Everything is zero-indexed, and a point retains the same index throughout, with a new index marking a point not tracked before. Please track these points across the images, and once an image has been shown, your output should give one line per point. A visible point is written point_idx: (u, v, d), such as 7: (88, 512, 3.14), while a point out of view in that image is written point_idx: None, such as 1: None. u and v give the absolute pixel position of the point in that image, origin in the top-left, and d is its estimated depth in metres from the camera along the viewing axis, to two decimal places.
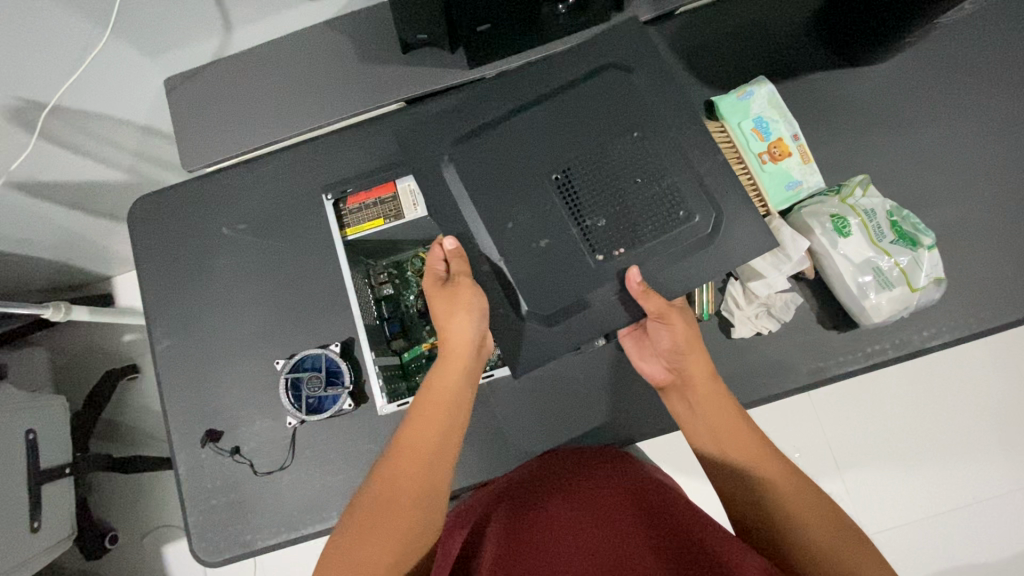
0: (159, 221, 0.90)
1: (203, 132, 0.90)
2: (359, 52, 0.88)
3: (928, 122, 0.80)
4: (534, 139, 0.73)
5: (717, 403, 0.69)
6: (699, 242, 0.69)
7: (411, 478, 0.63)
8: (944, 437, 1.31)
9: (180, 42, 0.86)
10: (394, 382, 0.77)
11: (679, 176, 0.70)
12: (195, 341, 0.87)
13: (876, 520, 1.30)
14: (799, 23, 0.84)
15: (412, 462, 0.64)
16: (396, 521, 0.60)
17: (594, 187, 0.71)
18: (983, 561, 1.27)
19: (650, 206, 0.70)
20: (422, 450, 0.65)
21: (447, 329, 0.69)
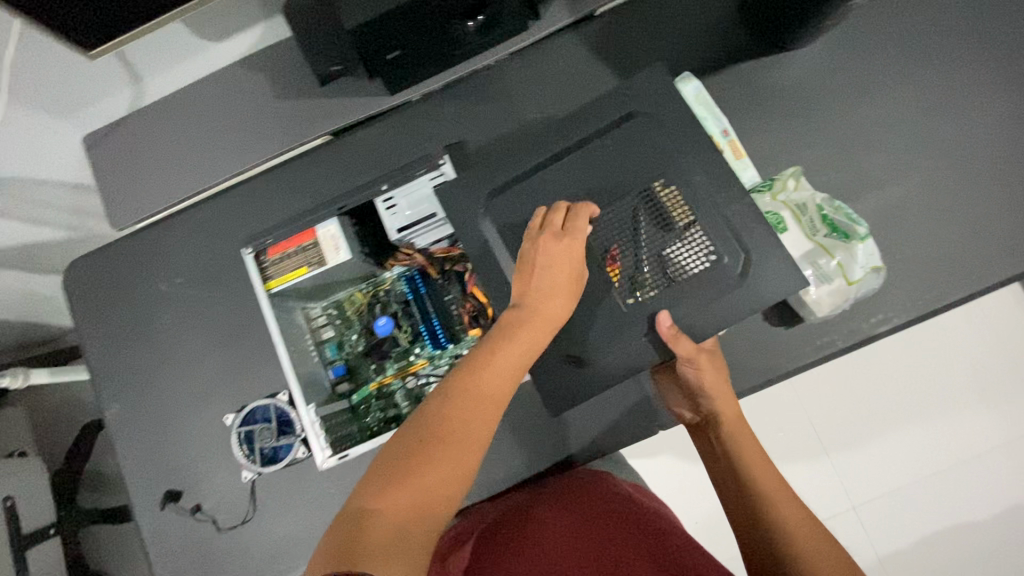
0: (95, 282, 0.89)
1: (129, 187, 0.88)
2: (276, 89, 0.85)
3: (859, 102, 0.78)
4: (542, 188, 0.68)
5: (746, 441, 0.69)
6: (723, 288, 0.63)
7: (478, 410, 0.53)
8: (923, 402, 1.31)
9: (91, 98, 0.83)
10: (339, 430, 0.76)
11: (712, 217, 0.64)
12: (144, 402, 0.85)
13: (864, 491, 1.30)
14: (721, 13, 0.81)
15: (478, 388, 0.54)
16: (457, 450, 0.51)
17: (608, 225, 0.66)
18: (969, 521, 1.27)
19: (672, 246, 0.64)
20: (491, 381, 0.55)
21: (552, 281, 0.59)
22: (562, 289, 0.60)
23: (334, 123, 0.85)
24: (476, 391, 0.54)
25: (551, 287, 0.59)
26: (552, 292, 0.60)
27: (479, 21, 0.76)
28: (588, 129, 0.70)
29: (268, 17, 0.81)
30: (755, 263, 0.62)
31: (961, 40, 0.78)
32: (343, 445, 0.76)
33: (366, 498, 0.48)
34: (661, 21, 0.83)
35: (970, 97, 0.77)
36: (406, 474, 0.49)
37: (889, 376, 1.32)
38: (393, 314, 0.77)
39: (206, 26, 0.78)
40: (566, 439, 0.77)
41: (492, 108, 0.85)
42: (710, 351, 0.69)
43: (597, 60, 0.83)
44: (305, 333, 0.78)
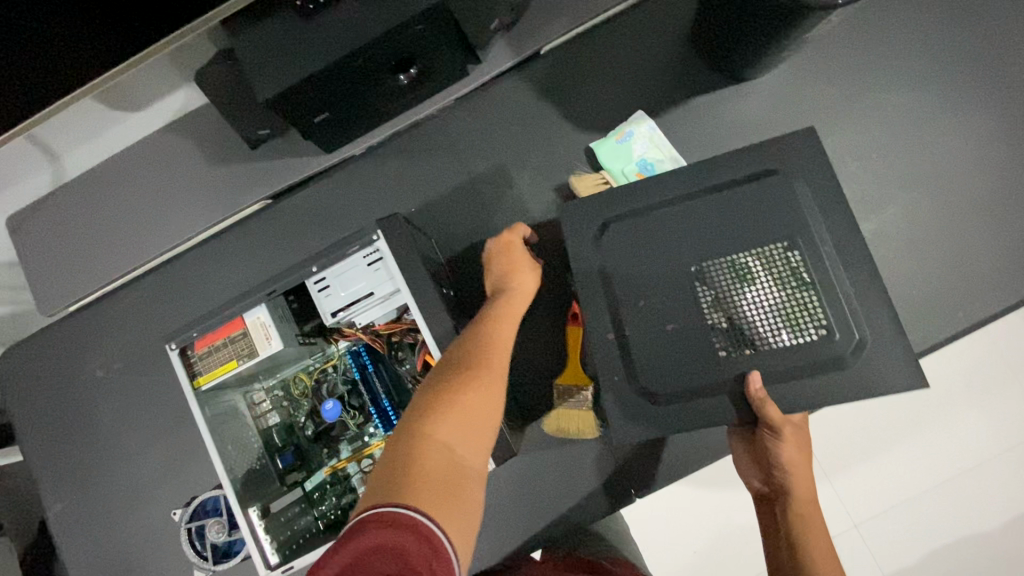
0: (29, 373, 0.83)
1: (56, 269, 0.82)
2: (206, 156, 0.80)
3: (824, 132, 0.73)
4: (643, 261, 0.62)
5: (821, 533, 0.58)
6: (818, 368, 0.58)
7: (497, 361, 0.57)
8: None
9: (7, 181, 0.77)
10: (288, 530, 0.67)
11: (799, 295, 0.59)
12: (87, 500, 0.80)
13: (864, 508, 1.16)
14: (673, 44, 0.76)
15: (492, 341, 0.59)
16: (485, 393, 0.54)
17: (674, 292, 0.61)
18: (980, 533, 1.14)
19: (788, 325, 0.59)
20: (502, 335, 0.59)
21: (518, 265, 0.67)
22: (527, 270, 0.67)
23: (271, 186, 0.80)
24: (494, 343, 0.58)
25: (520, 270, 0.67)
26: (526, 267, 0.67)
27: (411, 75, 0.70)
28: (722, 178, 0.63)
29: (189, 82, 0.76)
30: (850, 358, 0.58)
31: (930, 59, 0.73)
32: (292, 549, 0.66)
33: (415, 426, 0.51)
34: (611, 57, 0.78)
35: (941, 120, 0.72)
36: (443, 408, 0.52)
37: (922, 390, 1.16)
38: (341, 395, 0.71)
39: (120, 98, 0.73)
40: (535, 514, 0.72)
41: (437, 160, 0.80)
42: (798, 426, 0.60)
43: (545, 102, 0.78)
44: (246, 420, 0.71)
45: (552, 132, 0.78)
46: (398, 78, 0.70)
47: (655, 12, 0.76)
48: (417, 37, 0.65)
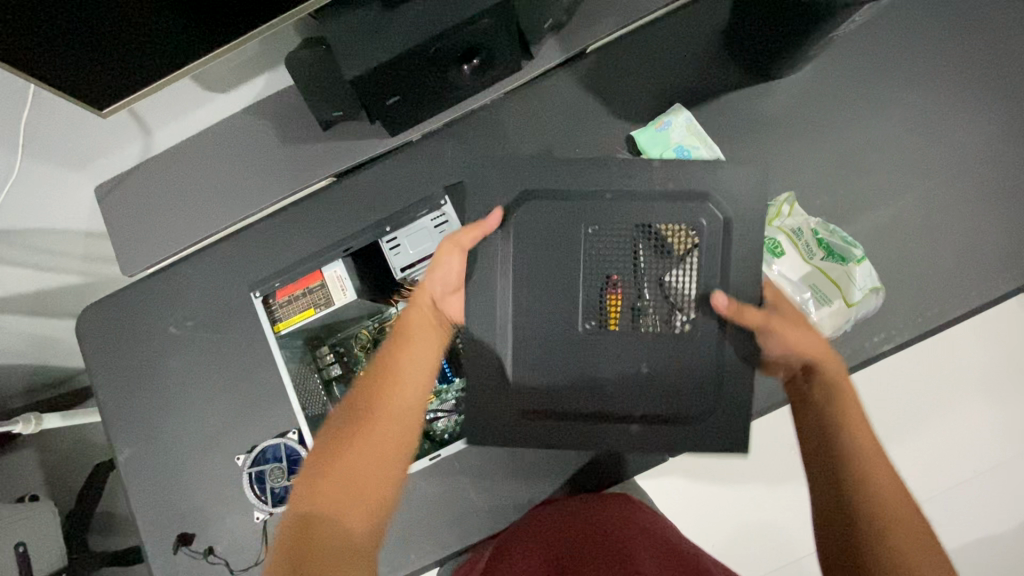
0: (108, 328, 0.90)
1: (137, 234, 0.90)
2: (281, 134, 0.88)
3: (848, 125, 0.80)
4: (551, 253, 0.72)
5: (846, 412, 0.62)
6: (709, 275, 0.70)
7: (392, 412, 0.65)
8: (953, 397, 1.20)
9: (104, 151, 0.86)
10: None
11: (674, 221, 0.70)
12: (156, 445, 0.86)
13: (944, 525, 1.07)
14: (709, 44, 0.84)
15: (400, 413, 0.65)
16: (382, 439, 0.63)
17: (591, 275, 0.71)
18: None
19: (670, 248, 0.71)
20: (401, 409, 0.65)
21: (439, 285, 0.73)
22: (424, 323, 0.72)
23: (338, 165, 0.88)
24: (388, 422, 0.64)
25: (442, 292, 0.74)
26: (419, 321, 0.72)
27: (472, 65, 0.79)
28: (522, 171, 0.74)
29: (272, 67, 0.85)
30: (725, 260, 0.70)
31: (945, 63, 0.80)
32: None
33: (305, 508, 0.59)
34: (652, 55, 0.86)
35: (955, 118, 0.79)
36: (335, 470, 0.61)
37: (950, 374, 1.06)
38: None
39: (212, 80, 0.82)
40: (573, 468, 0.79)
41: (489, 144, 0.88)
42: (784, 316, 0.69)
43: (589, 95, 0.86)
44: (312, 371, 0.79)
45: (595, 123, 0.86)
46: (461, 66, 0.78)
47: (694, 16, 0.85)
48: (483, 31, 0.73)
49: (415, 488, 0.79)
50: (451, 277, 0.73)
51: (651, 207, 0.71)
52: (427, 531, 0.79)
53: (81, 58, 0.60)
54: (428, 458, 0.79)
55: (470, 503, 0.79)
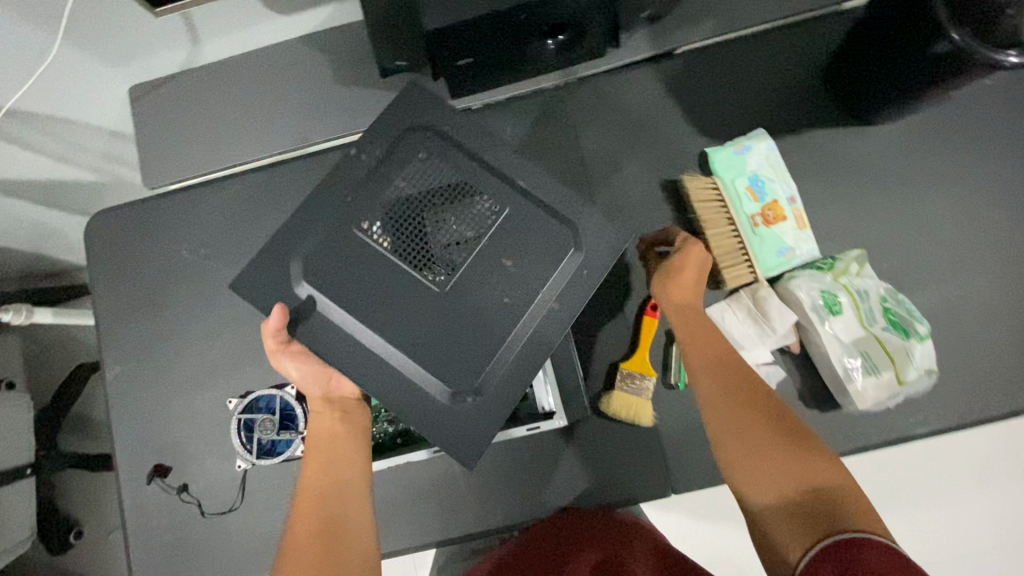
0: (117, 238, 0.85)
1: (163, 147, 0.85)
2: (336, 73, 0.82)
3: (933, 190, 0.75)
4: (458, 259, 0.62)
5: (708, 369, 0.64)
6: (525, 223, 0.63)
7: (340, 522, 0.61)
8: None
9: (145, 50, 0.80)
10: None
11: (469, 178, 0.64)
12: (147, 370, 0.82)
13: None
14: (807, 72, 0.78)
15: (326, 523, 0.60)
16: (335, 548, 0.59)
17: (500, 288, 0.61)
18: None
19: (457, 208, 0.63)
20: (342, 509, 0.62)
21: (308, 386, 0.69)
22: (325, 416, 0.68)
23: None
24: (330, 526, 0.61)
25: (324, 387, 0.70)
26: (318, 423, 0.68)
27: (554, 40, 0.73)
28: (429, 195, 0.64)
29: None
30: (537, 204, 0.64)
31: None
32: None
33: None
34: (744, 71, 0.79)
35: None
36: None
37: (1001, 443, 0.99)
38: None
39: None
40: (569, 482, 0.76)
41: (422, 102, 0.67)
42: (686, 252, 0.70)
43: (669, 100, 0.80)
44: None
45: (669, 130, 0.79)
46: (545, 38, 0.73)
47: (795, 38, 0.79)
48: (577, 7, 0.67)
49: (406, 470, 0.76)
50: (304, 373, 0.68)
51: (400, 175, 0.64)
52: (409, 517, 0.76)
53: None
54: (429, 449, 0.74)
55: (460, 497, 0.76)
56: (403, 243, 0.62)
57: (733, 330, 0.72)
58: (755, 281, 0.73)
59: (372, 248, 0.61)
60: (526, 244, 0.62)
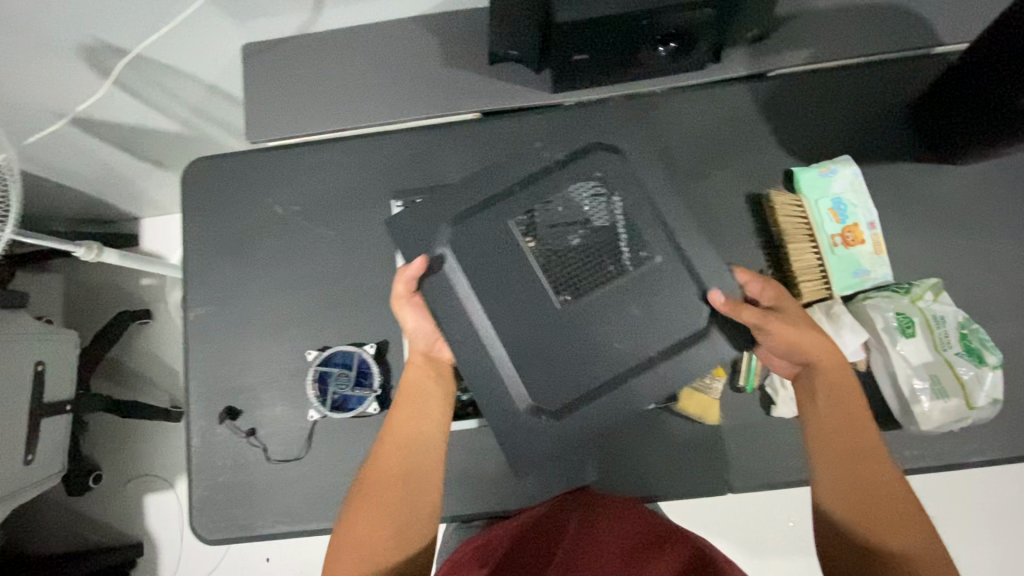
0: (213, 186, 0.88)
1: (269, 104, 0.87)
2: (447, 56, 0.85)
3: (1007, 233, 0.78)
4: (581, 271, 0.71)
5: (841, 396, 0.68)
6: (660, 273, 0.71)
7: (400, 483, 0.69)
8: None
9: (269, 11, 0.83)
10: None
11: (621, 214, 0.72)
12: (229, 315, 0.85)
13: None
14: (895, 109, 0.82)
15: (403, 482, 0.69)
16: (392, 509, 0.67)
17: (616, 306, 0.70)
18: None
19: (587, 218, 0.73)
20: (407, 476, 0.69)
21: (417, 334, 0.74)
22: (422, 372, 0.74)
23: (493, 104, 0.86)
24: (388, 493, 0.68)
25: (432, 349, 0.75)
26: (410, 382, 0.73)
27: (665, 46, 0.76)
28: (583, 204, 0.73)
29: None
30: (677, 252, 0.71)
31: None
32: None
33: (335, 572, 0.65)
34: (835, 100, 0.83)
35: None
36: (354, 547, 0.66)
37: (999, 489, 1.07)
38: None
39: None
40: (627, 469, 0.79)
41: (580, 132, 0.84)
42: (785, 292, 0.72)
43: (763, 118, 0.83)
44: None
45: (759, 147, 0.83)
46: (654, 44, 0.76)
47: (885, 75, 0.83)
48: (695, 16, 0.70)
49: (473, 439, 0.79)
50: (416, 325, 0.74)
51: (565, 191, 0.73)
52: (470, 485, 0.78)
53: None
54: None
55: None
56: (540, 250, 0.71)
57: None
58: (828, 297, 0.77)
59: (513, 240, 0.71)
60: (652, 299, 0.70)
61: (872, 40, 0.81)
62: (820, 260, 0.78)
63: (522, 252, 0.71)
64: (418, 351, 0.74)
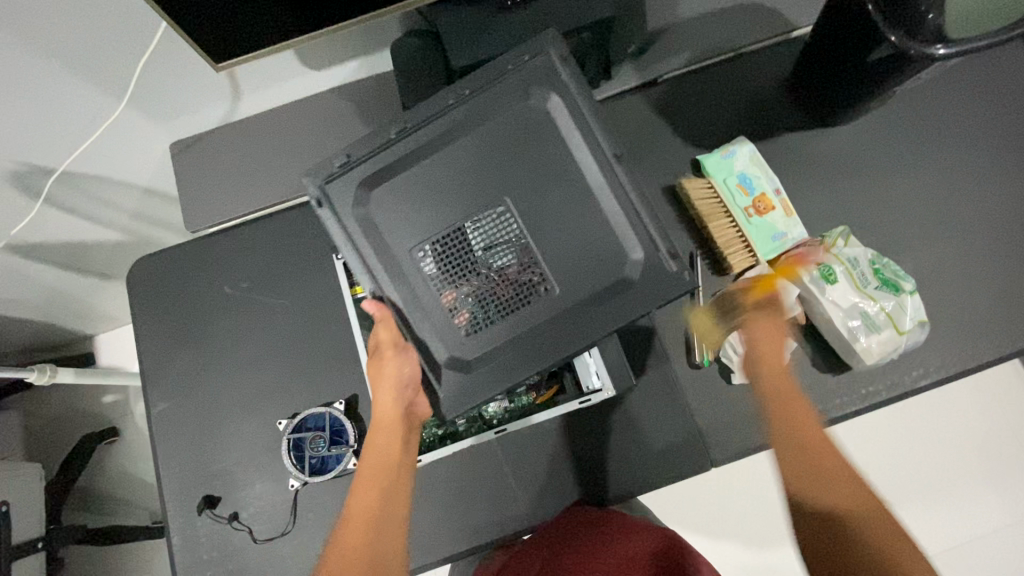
0: (160, 281, 0.90)
1: (201, 192, 0.91)
2: (364, 116, 0.90)
3: (896, 175, 0.87)
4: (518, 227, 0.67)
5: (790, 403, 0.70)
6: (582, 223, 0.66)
7: (369, 532, 0.65)
8: (973, 456, 1.22)
9: (190, 108, 0.88)
10: None
11: (544, 189, 0.67)
12: (193, 403, 0.85)
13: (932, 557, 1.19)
14: (776, 87, 0.91)
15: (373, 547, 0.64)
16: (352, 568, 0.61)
17: (571, 267, 0.66)
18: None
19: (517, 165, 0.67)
20: (381, 524, 0.66)
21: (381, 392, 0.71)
22: (394, 435, 0.71)
23: None
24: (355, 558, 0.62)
25: (378, 382, 0.72)
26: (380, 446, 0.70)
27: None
28: (501, 130, 0.67)
29: (368, 51, 0.89)
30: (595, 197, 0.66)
31: (995, 131, 0.87)
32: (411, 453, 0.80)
33: None
34: (722, 90, 0.92)
35: (992, 180, 0.86)
36: None
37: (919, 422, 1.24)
38: None
39: (310, 56, 0.86)
40: (614, 466, 0.81)
41: (505, 90, 0.68)
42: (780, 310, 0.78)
43: (662, 118, 0.91)
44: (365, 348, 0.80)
45: (665, 145, 0.90)
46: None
47: (760, 61, 0.92)
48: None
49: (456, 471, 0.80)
50: (392, 381, 0.71)
51: (492, 134, 0.67)
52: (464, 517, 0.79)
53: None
54: (492, 434, 0.80)
55: (510, 489, 0.80)
56: (468, 263, 0.67)
57: (745, 307, 0.80)
58: (757, 264, 0.82)
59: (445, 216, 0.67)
60: (585, 287, 0.65)
61: (739, 32, 0.91)
62: (741, 233, 0.84)
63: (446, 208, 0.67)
64: (390, 406, 0.71)
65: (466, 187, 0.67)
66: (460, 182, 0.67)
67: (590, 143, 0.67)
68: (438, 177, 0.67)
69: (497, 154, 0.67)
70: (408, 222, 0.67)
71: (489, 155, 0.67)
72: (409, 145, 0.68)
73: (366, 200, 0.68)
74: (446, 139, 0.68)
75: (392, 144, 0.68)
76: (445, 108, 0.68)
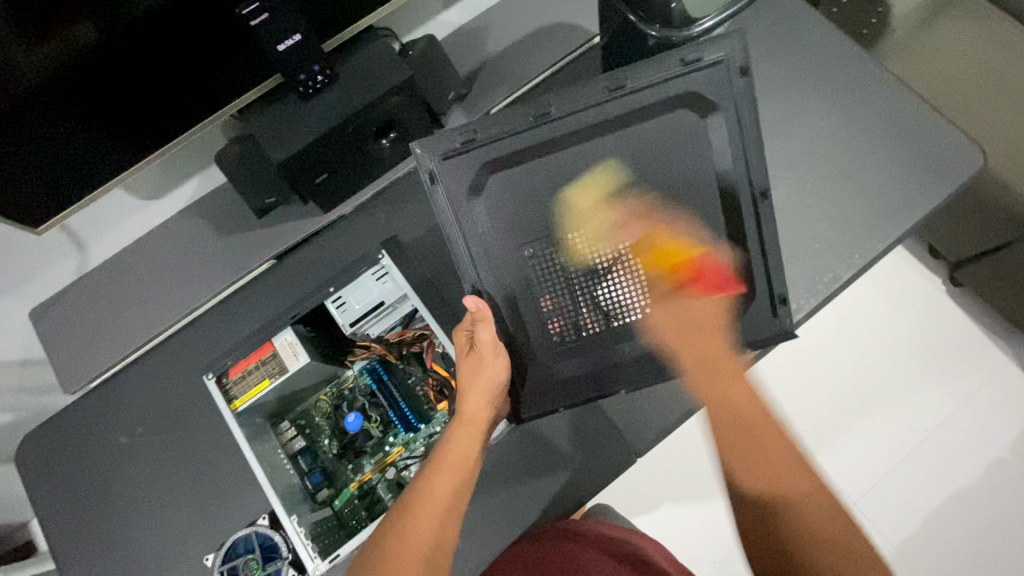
0: (51, 454, 0.86)
1: (72, 351, 0.88)
2: (216, 227, 0.90)
3: None
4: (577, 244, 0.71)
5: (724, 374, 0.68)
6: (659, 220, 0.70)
7: (436, 524, 0.62)
8: (896, 358, 1.30)
9: (33, 273, 0.87)
10: (331, 534, 0.76)
11: (593, 198, 0.70)
12: (117, 568, 0.81)
13: (895, 464, 1.25)
14: None
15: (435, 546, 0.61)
16: (405, 562, 0.59)
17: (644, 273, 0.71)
18: (973, 459, 1.25)
19: (589, 170, 0.70)
20: (446, 523, 0.63)
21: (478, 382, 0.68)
22: (474, 430, 0.68)
23: (276, 247, 0.89)
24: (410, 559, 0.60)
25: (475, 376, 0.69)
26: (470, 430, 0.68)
27: (322, 82, 0.77)
28: (583, 135, 0.70)
29: (202, 167, 0.90)
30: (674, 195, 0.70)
31: (791, 76, 0.96)
32: (333, 549, 0.75)
33: None
34: None
35: (801, 117, 0.94)
36: None
37: (835, 342, 1.31)
38: (362, 408, 0.81)
39: (142, 187, 0.86)
40: (553, 489, 0.81)
41: (710, 95, 0.69)
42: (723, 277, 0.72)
43: None
44: (276, 448, 0.80)
45: None
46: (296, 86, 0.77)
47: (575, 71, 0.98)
48: (315, 40, 0.73)
49: None
50: (487, 381, 0.68)
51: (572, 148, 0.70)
52: None
53: (28, 161, 0.66)
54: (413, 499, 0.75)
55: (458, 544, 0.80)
56: (628, 276, 0.71)
57: None
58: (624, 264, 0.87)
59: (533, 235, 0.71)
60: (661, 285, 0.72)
61: (547, 52, 0.97)
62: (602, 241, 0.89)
63: (528, 227, 0.71)
64: (482, 405, 0.68)
65: (527, 196, 0.70)
66: (524, 194, 0.70)
67: (710, 155, 0.70)
68: (530, 184, 0.70)
69: (573, 155, 0.70)
70: (502, 236, 0.71)
71: (639, 151, 0.70)
72: (485, 156, 0.70)
73: (484, 183, 0.70)
74: (525, 156, 0.70)
75: (530, 126, 0.70)
76: (597, 104, 0.70)
